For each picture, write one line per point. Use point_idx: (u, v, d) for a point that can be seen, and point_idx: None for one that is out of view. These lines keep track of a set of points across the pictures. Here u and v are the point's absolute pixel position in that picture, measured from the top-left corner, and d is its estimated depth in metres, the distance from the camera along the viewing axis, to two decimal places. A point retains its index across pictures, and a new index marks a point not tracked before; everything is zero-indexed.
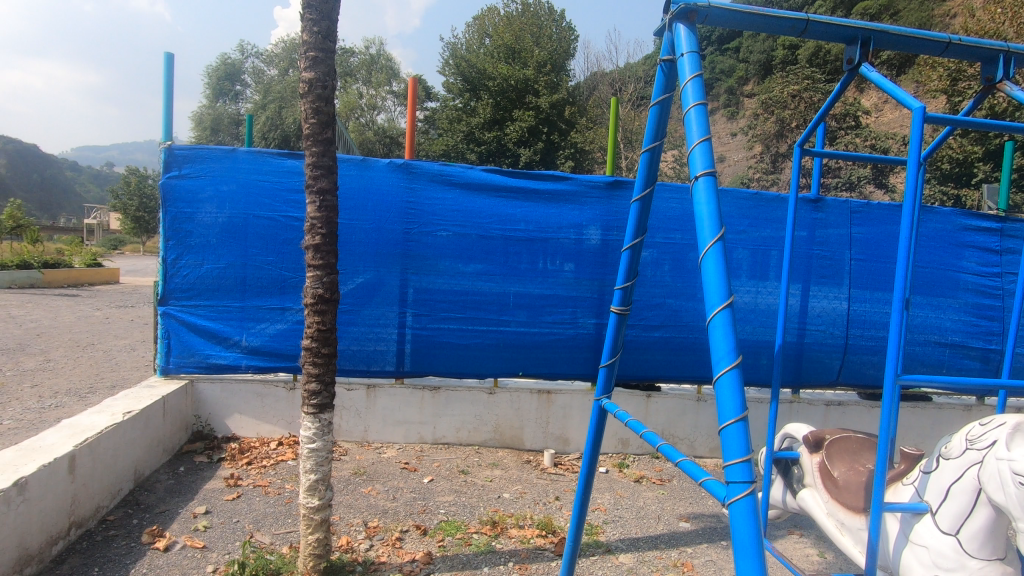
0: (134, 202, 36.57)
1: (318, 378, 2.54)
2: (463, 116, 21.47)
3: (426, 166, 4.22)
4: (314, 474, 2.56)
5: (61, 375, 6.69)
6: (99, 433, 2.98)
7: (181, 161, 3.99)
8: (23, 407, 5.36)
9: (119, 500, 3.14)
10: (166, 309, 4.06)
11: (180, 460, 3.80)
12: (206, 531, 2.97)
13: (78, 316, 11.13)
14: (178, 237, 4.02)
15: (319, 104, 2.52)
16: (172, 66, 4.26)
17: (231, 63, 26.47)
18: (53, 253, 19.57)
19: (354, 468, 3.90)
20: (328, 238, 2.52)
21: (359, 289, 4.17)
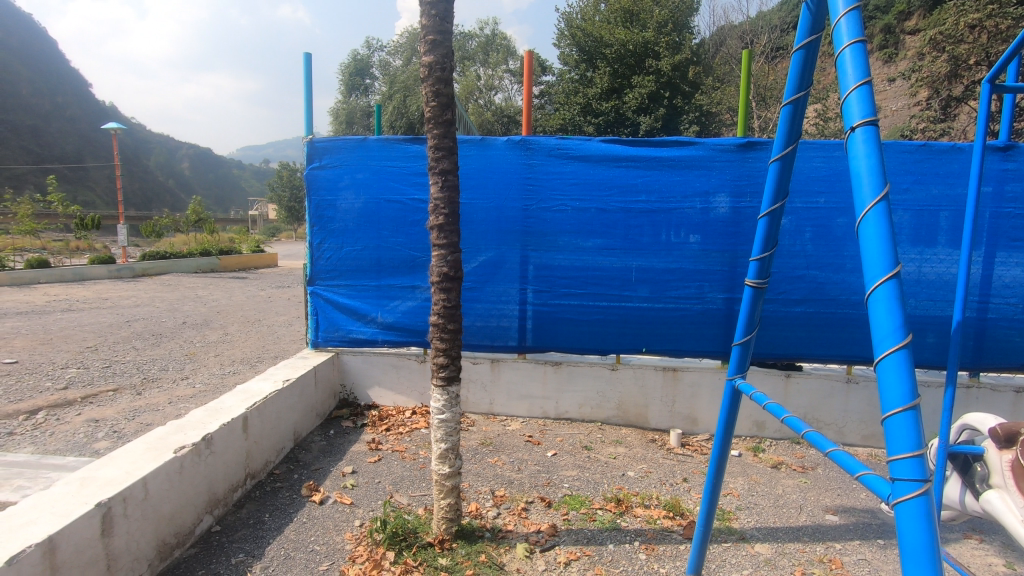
0: (287, 194, 41.31)
1: (446, 352, 2.65)
2: (580, 88, 20.93)
3: (544, 141, 4.18)
4: (444, 443, 2.70)
5: (237, 346, 7.79)
6: (266, 398, 3.40)
7: (321, 153, 4.34)
8: (209, 373, 6.34)
9: (283, 457, 3.58)
10: (314, 289, 4.50)
11: (330, 424, 4.23)
12: (353, 489, 3.28)
13: (248, 296, 12.83)
14: (321, 223, 4.41)
15: (440, 87, 2.58)
16: (310, 66, 4.63)
17: (360, 59, 28.29)
18: (227, 242, 22.71)
19: (481, 439, 4.06)
20: (451, 217, 2.60)
21: (482, 267, 4.28)
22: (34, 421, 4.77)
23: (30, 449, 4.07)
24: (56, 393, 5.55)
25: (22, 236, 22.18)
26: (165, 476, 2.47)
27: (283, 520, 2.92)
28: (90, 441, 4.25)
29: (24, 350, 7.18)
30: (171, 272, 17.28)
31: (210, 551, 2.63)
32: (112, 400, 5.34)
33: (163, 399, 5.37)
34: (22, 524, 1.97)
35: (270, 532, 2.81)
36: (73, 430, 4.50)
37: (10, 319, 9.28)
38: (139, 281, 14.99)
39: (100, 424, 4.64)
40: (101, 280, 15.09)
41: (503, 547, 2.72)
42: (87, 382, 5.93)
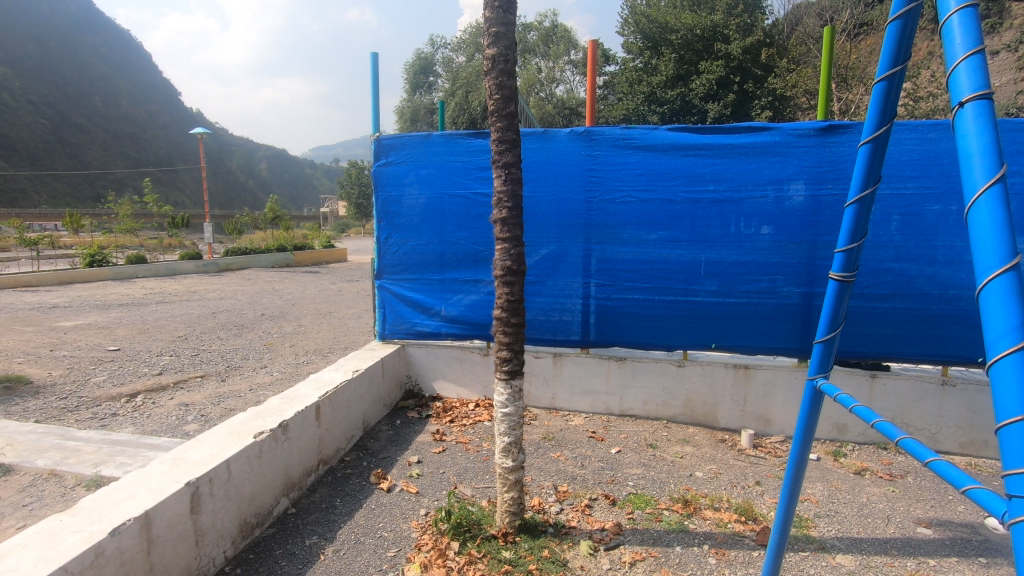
0: (356, 191, 42.97)
1: (509, 346, 2.64)
2: (644, 77, 20.23)
3: (608, 131, 4.08)
4: (508, 437, 2.70)
5: (310, 337, 8.19)
6: (337, 387, 3.54)
7: (387, 150, 4.45)
8: (286, 362, 6.70)
9: (353, 444, 3.72)
10: (381, 282, 4.62)
11: (397, 414, 4.36)
12: (419, 478, 3.36)
13: (320, 289, 13.45)
14: (387, 218, 4.52)
15: (503, 79, 2.57)
16: (377, 65, 4.76)
17: (425, 57, 28.82)
18: (300, 237, 23.88)
19: (544, 433, 4.05)
20: (514, 210, 2.59)
21: (544, 261, 4.24)
22: (134, 404, 5.22)
23: (131, 429, 4.46)
24: (152, 379, 6.03)
25: (122, 234, 24.27)
26: (246, 459, 2.62)
27: (353, 506, 3.03)
28: (181, 424, 4.59)
29: (125, 338, 7.87)
30: (251, 267, 18.40)
31: (286, 532, 2.77)
32: (200, 386, 5.75)
33: (244, 386, 5.73)
34: (122, 499, 2.14)
35: (341, 516, 2.92)
36: (167, 413, 4.88)
37: (113, 309, 10.19)
38: (223, 276, 16.04)
39: (189, 408, 5.01)
40: (190, 274, 16.27)
41: (566, 544, 2.70)
42: (178, 368, 6.41)
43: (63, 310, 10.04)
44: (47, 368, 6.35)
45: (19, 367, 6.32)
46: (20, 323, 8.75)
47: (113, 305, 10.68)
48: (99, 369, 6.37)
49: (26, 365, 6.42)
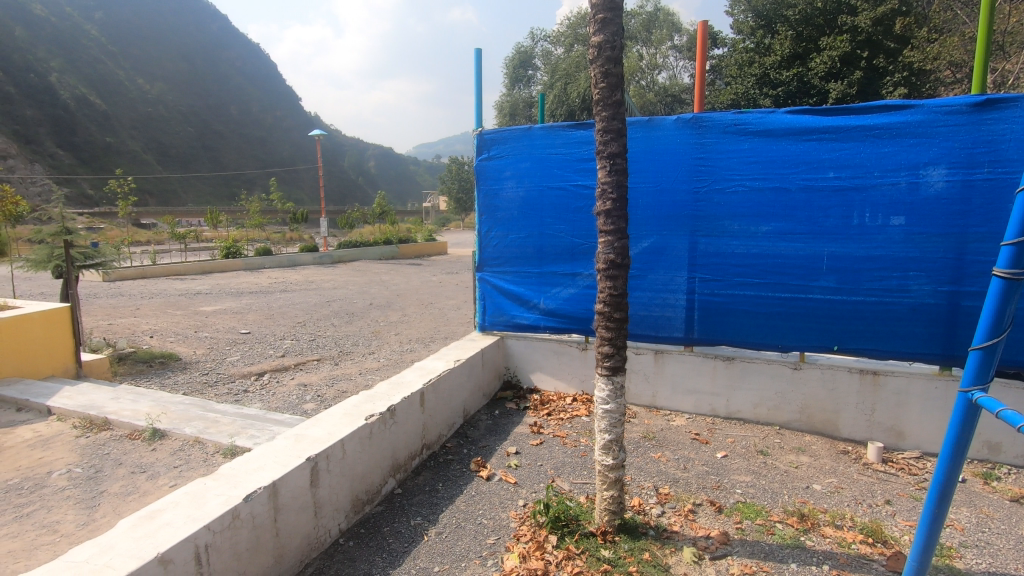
0: (456, 185, 44.40)
1: (611, 342, 2.57)
2: (756, 58, 18.89)
3: (719, 117, 3.84)
4: (608, 434, 2.64)
5: (413, 326, 8.58)
6: (440, 375, 3.67)
7: (489, 144, 4.52)
8: (392, 349, 7.08)
9: (454, 432, 3.84)
10: (482, 275, 4.72)
11: (495, 404, 4.44)
12: (517, 469, 3.40)
13: (423, 281, 14.05)
14: (488, 212, 4.61)
15: (609, 67, 2.50)
16: (480, 62, 4.84)
17: (525, 51, 28.96)
18: (405, 231, 25.09)
19: (643, 432, 3.93)
20: (619, 202, 2.51)
21: (646, 255, 4.10)
22: (262, 382, 5.78)
23: (259, 404, 4.94)
24: (277, 360, 6.64)
25: (253, 229, 26.95)
26: (358, 439, 2.78)
27: (454, 491, 3.12)
28: (300, 402, 5.02)
29: (255, 323, 8.73)
30: (361, 259, 19.66)
31: (394, 510, 2.92)
32: (317, 368, 6.25)
33: (355, 370, 6.14)
34: (253, 468, 2.36)
35: (443, 500, 3.03)
36: (289, 392, 5.35)
37: (245, 296, 11.35)
38: (336, 267, 17.28)
39: (307, 388, 5.46)
40: (308, 265, 17.68)
41: (668, 548, 2.59)
42: (298, 352, 7.01)
43: (205, 296, 11.34)
44: (192, 347, 7.21)
45: (171, 345, 7.23)
46: (172, 307, 10.01)
47: (244, 293, 11.89)
48: (233, 349, 7.13)
49: (176, 344, 7.34)
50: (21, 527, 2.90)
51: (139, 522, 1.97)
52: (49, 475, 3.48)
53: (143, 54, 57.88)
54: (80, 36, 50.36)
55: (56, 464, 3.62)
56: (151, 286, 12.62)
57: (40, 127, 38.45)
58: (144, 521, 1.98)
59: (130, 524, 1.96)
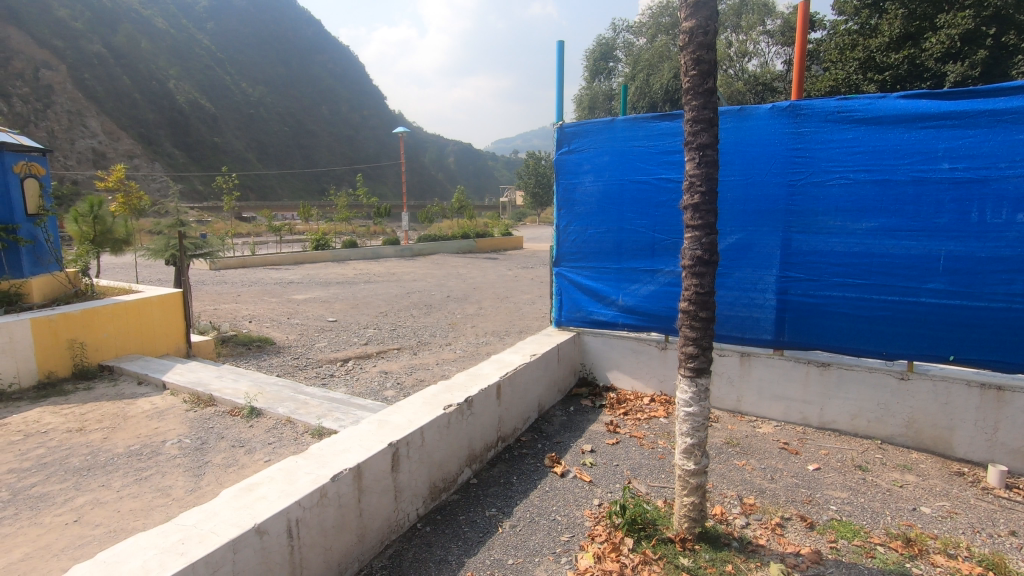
0: (533, 180, 44.57)
1: (696, 342, 2.46)
2: (860, 40, 17.44)
3: (819, 104, 3.57)
4: (691, 438, 2.53)
5: (489, 319, 8.70)
6: (517, 368, 3.68)
7: (570, 138, 4.47)
8: (468, 341, 7.23)
9: (529, 425, 3.85)
10: (560, 270, 4.68)
11: (571, 400, 4.40)
12: (592, 467, 3.34)
13: (499, 275, 14.21)
14: (567, 206, 4.55)
15: (701, 53, 2.37)
16: (563, 55, 4.79)
17: (606, 42, 28.42)
18: (482, 225, 25.50)
19: (726, 437, 3.75)
20: (708, 195, 2.39)
21: (734, 252, 3.89)
22: (347, 367, 6.10)
23: (344, 389, 5.21)
24: (360, 347, 6.97)
25: (341, 222, 28.42)
26: (437, 428, 2.84)
27: (528, 485, 3.13)
28: (381, 388, 5.24)
29: (341, 311, 9.22)
30: (439, 252, 20.21)
31: (469, 500, 2.97)
32: (397, 357, 6.51)
33: (433, 360, 6.33)
34: (340, 450, 2.46)
35: (517, 494, 3.03)
36: (371, 378, 5.60)
37: (333, 286, 12.00)
38: (416, 260, 17.87)
39: (388, 375, 5.69)
40: (390, 258, 18.41)
41: (752, 562, 2.45)
42: (380, 340, 7.31)
43: (296, 285, 12.10)
44: (285, 332, 7.72)
45: (267, 331, 7.78)
46: (268, 295, 10.77)
47: (332, 283, 12.57)
48: (322, 336, 7.56)
49: (271, 329, 7.88)
50: (140, 489, 3.23)
51: (240, 493, 2.11)
52: (163, 444, 3.85)
53: (247, 60, 62.34)
54: (194, 46, 55.09)
55: (169, 434, 3.99)
56: (251, 276, 13.63)
57: (160, 130, 42.42)
58: (243, 493, 2.12)
59: (232, 494, 2.11)
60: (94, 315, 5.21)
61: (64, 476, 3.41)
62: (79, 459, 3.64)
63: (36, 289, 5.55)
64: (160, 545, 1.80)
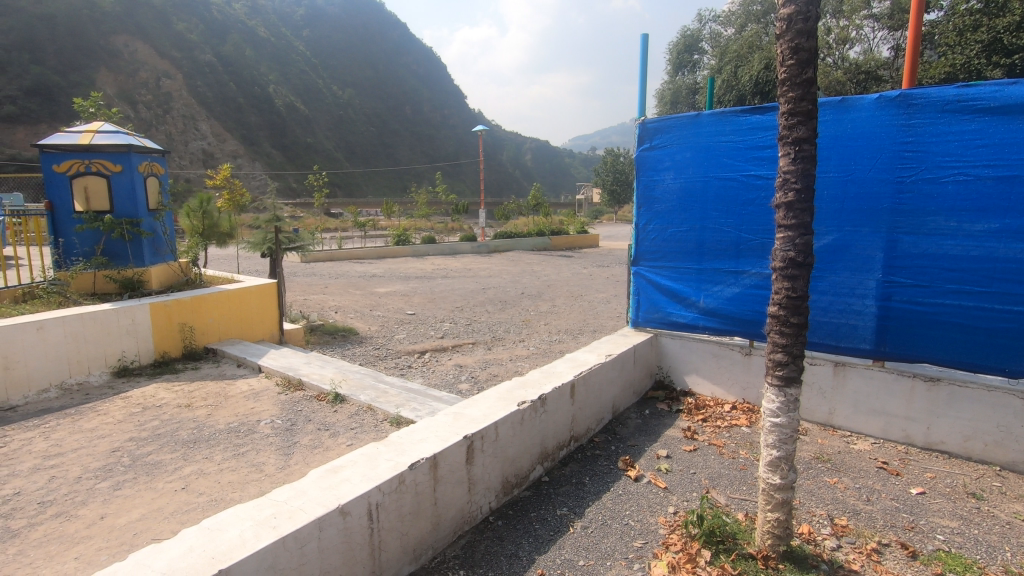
0: (611, 178, 43.90)
1: (786, 349, 2.31)
2: (983, 20, 15.69)
3: (935, 93, 3.24)
4: (777, 451, 2.38)
5: (563, 317, 8.67)
6: (592, 368, 3.63)
7: (652, 133, 4.34)
8: (541, 338, 7.25)
9: (602, 426, 3.80)
10: (638, 269, 4.57)
11: (646, 403, 4.30)
12: (668, 474, 3.24)
13: (573, 273, 14.12)
14: (647, 204, 4.43)
15: (800, 41, 2.22)
16: (646, 48, 4.66)
17: (691, 34, 27.39)
18: (558, 223, 25.42)
19: (815, 452, 3.52)
20: (804, 193, 2.23)
21: (830, 254, 3.62)
22: (423, 360, 6.30)
23: (420, 380, 5.38)
24: (437, 341, 7.17)
25: (421, 219, 29.37)
26: (511, 424, 2.87)
27: (601, 487, 3.08)
28: (456, 381, 5.37)
29: (419, 305, 9.53)
30: (514, 249, 20.40)
31: (541, 497, 2.97)
32: (472, 351, 6.63)
33: (506, 355, 6.40)
34: (417, 440, 2.54)
35: (589, 495, 3.00)
36: (446, 371, 5.75)
37: (412, 281, 12.42)
38: (491, 256, 18.13)
39: (463, 369, 5.82)
40: (467, 254, 18.80)
41: None
42: (456, 334, 7.49)
43: (378, 279, 12.64)
44: (367, 323, 8.10)
45: (350, 321, 8.19)
46: (353, 287, 11.33)
47: (411, 277, 13.03)
48: (401, 328, 7.86)
49: (355, 320, 8.30)
50: (237, 463, 3.50)
51: (326, 475, 2.23)
52: (258, 423, 4.16)
53: (339, 64, 65.80)
54: (292, 52, 58.90)
55: (263, 414, 4.30)
56: (337, 268, 14.42)
57: (261, 131, 45.75)
58: (329, 474, 2.24)
59: (319, 475, 2.23)
60: (202, 302, 5.71)
61: (174, 447, 3.76)
62: (187, 432, 4.00)
63: (155, 277, 6.18)
64: (256, 517, 1.94)
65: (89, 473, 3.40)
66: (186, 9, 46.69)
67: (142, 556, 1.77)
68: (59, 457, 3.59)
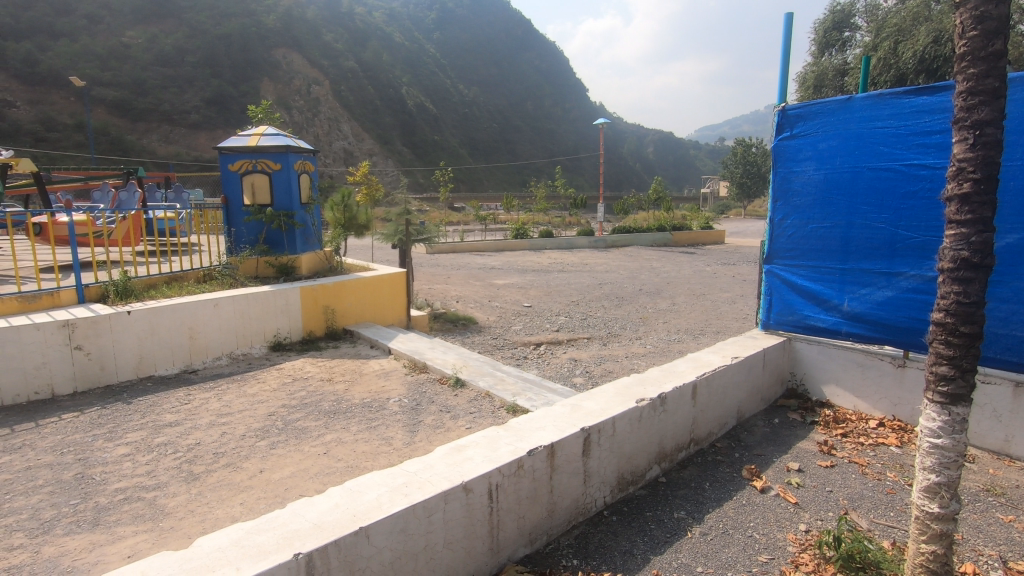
0: (740, 170, 40.95)
1: (953, 361, 2.03)
2: None
3: None
4: (937, 476, 2.11)
5: (683, 316, 8.33)
6: (716, 370, 3.46)
7: (793, 121, 4.01)
8: (659, 337, 7.03)
9: (725, 432, 3.61)
10: (771, 268, 4.26)
11: (776, 412, 4.00)
12: (799, 489, 3.00)
13: (695, 270, 13.47)
14: (784, 197, 4.11)
15: (987, 8, 1.92)
16: (790, 29, 4.31)
17: (842, 9, 24.66)
18: (680, 218, 24.35)
19: (984, 484, 3.05)
20: (985, 183, 1.94)
21: (1015, 257, 3.12)
22: (539, 351, 6.41)
23: (536, 371, 5.50)
24: (552, 334, 7.25)
25: (539, 213, 29.71)
26: (629, 420, 2.83)
27: (722, 494, 2.94)
28: (571, 375, 5.41)
29: (536, 298, 9.68)
30: (633, 244, 19.94)
31: (657, 497, 2.90)
32: (587, 346, 6.62)
33: (622, 352, 6.31)
34: (536, 428, 2.61)
35: (709, 501, 2.87)
36: (561, 364, 5.81)
37: (529, 274, 12.65)
38: (608, 251, 17.87)
39: (578, 363, 5.83)
40: (583, 249, 18.71)
41: None
42: (571, 328, 7.50)
43: (497, 271, 13.04)
44: (486, 313, 8.41)
45: (471, 311, 8.55)
46: (473, 278, 11.81)
47: (529, 270, 13.28)
48: (518, 319, 8.06)
49: (475, 310, 8.65)
50: (370, 436, 3.84)
51: (451, 452, 2.37)
52: (388, 400, 4.51)
53: (465, 64, 68.48)
54: (424, 55, 62.37)
55: (392, 393, 4.66)
56: (460, 260, 15.11)
57: (394, 131, 49.09)
58: (454, 452, 2.37)
59: (445, 452, 2.37)
60: (341, 287, 6.29)
61: (318, 416, 4.21)
62: (329, 403, 4.46)
63: (304, 264, 6.91)
64: (390, 484, 2.12)
65: (251, 432, 3.92)
66: (335, 20, 51.31)
67: (297, 506, 2.01)
68: (229, 416, 4.19)
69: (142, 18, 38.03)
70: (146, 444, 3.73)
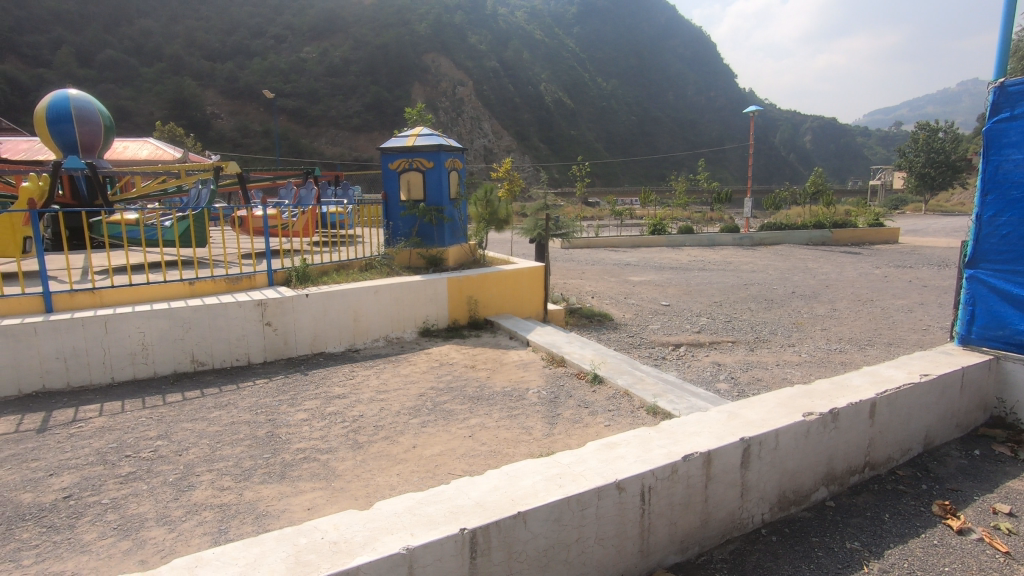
0: (921, 159, 35.27)
1: None
2: None
3: None
4: None
5: (846, 323, 7.45)
6: (900, 388, 3.04)
7: (1014, 98, 3.38)
8: (816, 345, 6.38)
9: (909, 459, 3.17)
10: (974, 273, 3.63)
11: (975, 442, 3.41)
12: (1011, 536, 2.54)
13: (861, 273, 11.95)
14: (997, 190, 3.48)
15: None
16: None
17: None
18: (844, 214, 21.74)
19: None
20: None
21: None
22: (678, 353, 6.16)
23: (676, 373, 5.29)
24: (692, 335, 6.91)
25: (678, 208, 28.39)
26: (795, 434, 2.60)
27: (907, 530, 2.58)
28: (714, 380, 5.12)
29: (674, 297, 9.29)
30: (785, 243, 18.28)
31: (825, 523, 2.64)
32: (731, 350, 6.23)
33: (772, 359, 5.83)
34: (690, 432, 2.50)
35: (890, 534, 2.54)
36: (703, 367, 5.53)
37: (666, 271, 12.18)
38: (755, 250, 16.57)
39: (721, 368, 5.51)
40: (728, 246, 17.51)
41: None
42: (713, 330, 7.09)
43: (633, 267, 12.73)
44: (622, 310, 8.27)
45: (606, 307, 8.47)
46: (608, 274, 11.65)
47: (666, 268, 12.75)
48: (655, 318, 7.81)
49: (610, 306, 8.54)
50: (511, 423, 3.98)
51: (603, 448, 2.37)
52: (527, 391, 4.65)
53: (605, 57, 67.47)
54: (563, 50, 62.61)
55: (531, 384, 4.78)
56: (594, 255, 15.00)
57: (532, 127, 50.01)
58: (606, 449, 2.37)
59: (597, 448, 2.38)
60: (485, 279, 6.59)
61: (462, 400, 4.46)
62: (473, 388, 4.71)
63: (452, 256, 7.33)
64: (546, 473, 2.17)
65: (405, 410, 4.26)
66: (480, 23, 53.49)
67: (460, 483, 2.15)
68: (386, 393, 4.60)
69: (317, 35, 42.92)
70: (321, 411, 4.23)
